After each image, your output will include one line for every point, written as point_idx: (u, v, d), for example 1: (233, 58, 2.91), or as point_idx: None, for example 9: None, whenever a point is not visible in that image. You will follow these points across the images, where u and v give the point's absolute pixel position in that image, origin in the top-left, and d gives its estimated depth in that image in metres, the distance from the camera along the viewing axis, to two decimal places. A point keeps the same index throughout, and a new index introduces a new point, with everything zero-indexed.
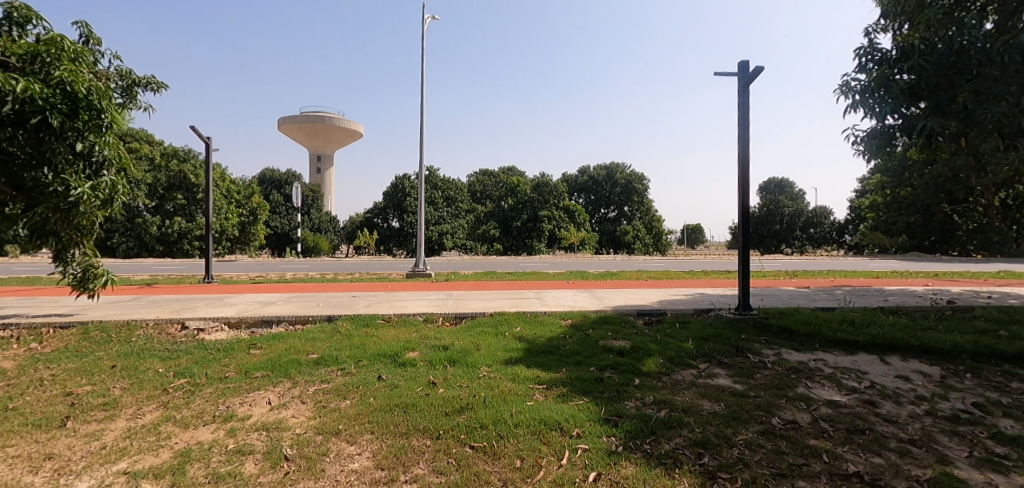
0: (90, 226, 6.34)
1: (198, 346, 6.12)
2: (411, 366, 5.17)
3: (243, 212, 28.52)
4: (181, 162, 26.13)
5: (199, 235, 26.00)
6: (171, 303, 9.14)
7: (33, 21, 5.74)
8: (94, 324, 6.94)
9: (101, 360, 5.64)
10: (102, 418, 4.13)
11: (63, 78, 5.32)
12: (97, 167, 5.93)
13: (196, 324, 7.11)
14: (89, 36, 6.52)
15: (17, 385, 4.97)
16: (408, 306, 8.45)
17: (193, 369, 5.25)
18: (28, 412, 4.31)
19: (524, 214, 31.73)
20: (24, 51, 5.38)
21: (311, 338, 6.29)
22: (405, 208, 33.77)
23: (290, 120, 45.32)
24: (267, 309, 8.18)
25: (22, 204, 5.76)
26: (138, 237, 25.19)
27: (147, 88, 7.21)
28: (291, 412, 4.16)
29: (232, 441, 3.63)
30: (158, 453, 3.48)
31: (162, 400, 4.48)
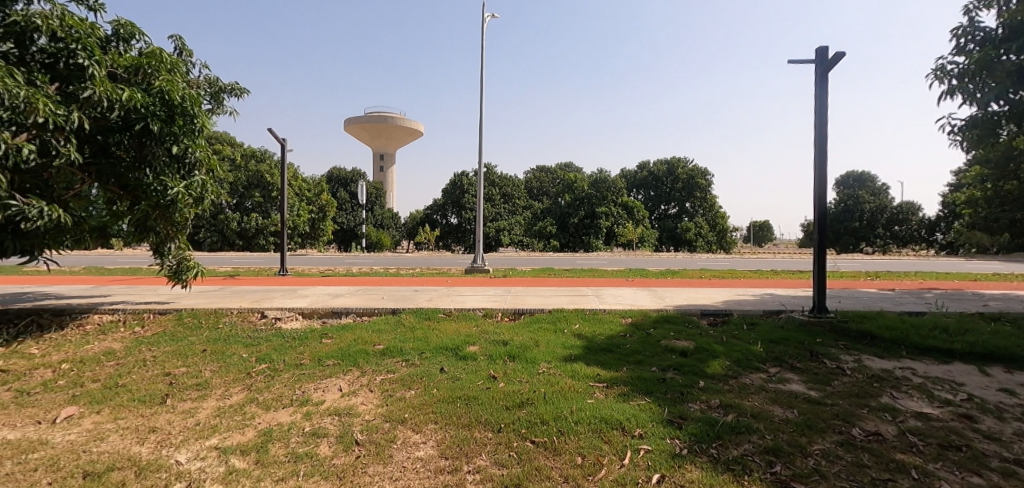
0: (184, 221, 6.94)
1: (276, 334, 6.57)
2: (472, 360, 5.29)
3: (313, 209, 30.25)
4: (258, 163, 27.97)
5: (273, 231, 27.79)
6: (251, 294, 9.85)
7: (136, 37, 6.39)
8: (187, 311, 7.61)
9: (194, 344, 6.18)
10: (196, 397, 4.54)
11: (162, 88, 5.93)
12: (189, 168, 6.58)
13: (274, 313, 7.63)
14: (184, 48, 7.13)
15: (125, 364, 5.55)
16: (468, 300, 8.63)
17: (273, 355, 5.65)
18: (134, 389, 4.80)
19: (581, 211, 31.41)
20: (129, 64, 5.99)
21: (377, 330, 6.58)
22: (464, 205, 34.42)
23: (355, 121, 47.47)
24: (335, 300, 8.63)
25: (127, 202, 6.44)
26: (220, 232, 27.33)
27: (230, 94, 7.78)
28: (361, 399, 4.37)
29: (309, 424, 3.87)
30: (244, 432, 3.77)
31: (246, 384, 4.85)
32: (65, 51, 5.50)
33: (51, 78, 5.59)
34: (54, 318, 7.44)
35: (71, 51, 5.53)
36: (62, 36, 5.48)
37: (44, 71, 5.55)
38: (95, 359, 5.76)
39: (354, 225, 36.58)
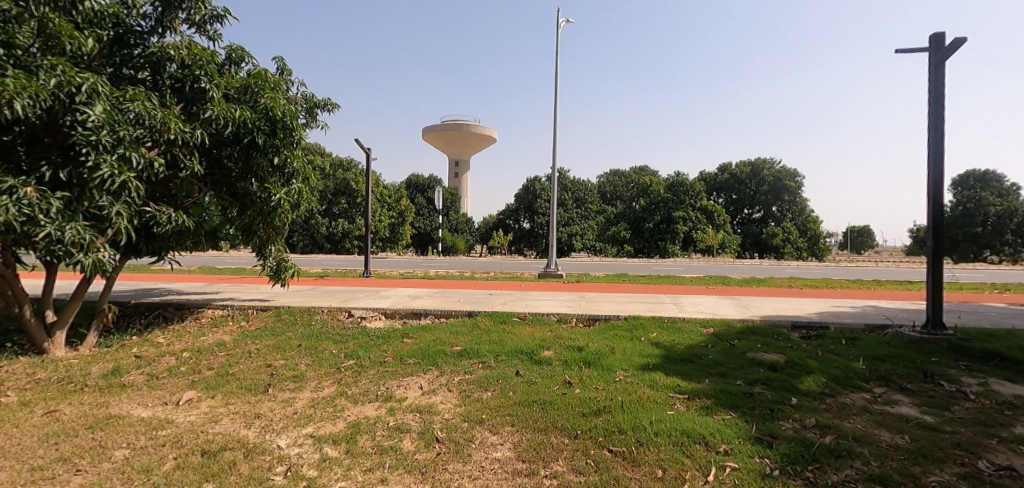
0: (282, 227, 7.58)
1: (362, 333, 6.97)
2: (547, 364, 5.30)
3: (393, 214, 31.80)
4: (345, 172, 29.80)
5: (358, 235, 29.54)
6: (339, 294, 10.53)
7: (245, 59, 7.08)
8: (285, 308, 8.28)
9: (291, 339, 6.71)
10: (293, 388, 4.93)
11: (267, 105, 6.55)
12: (288, 177, 7.21)
13: (360, 312, 8.10)
14: (285, 68, 7.80)
15: (233, 355, 6.14)
16: (542, 305, 8.65)
17: (359, 352, 6.00)
18: (242, 378, 5.30)
19: (657, 215, 30.43)
20: (240, 85, 6.66)
21: (454, 331, 6.78)
22: (536, 210, 34.58)
23: (432, 129, 49.34)
24: (415, 302, 9.00)
25: (236, 209, 7.16)
26: (312, 236, 29.50)
27: (323, 109, 8.40)
28: (440, 398, 4.52)
29: (393, 419, 4.06)
30: (335, 423, 4.04)
31: (336, 378, 5.19)
32: (190, 76, 6.23)
33: (178, 101, 6.36)
34: (176, 312, 8.40)
35: (194, 76, 6.25)
36: (188, 63, 6.20)
37: (173, 94, 6.32)
38: (209, 349, 6.43)
39: (431, 230, 37.97)
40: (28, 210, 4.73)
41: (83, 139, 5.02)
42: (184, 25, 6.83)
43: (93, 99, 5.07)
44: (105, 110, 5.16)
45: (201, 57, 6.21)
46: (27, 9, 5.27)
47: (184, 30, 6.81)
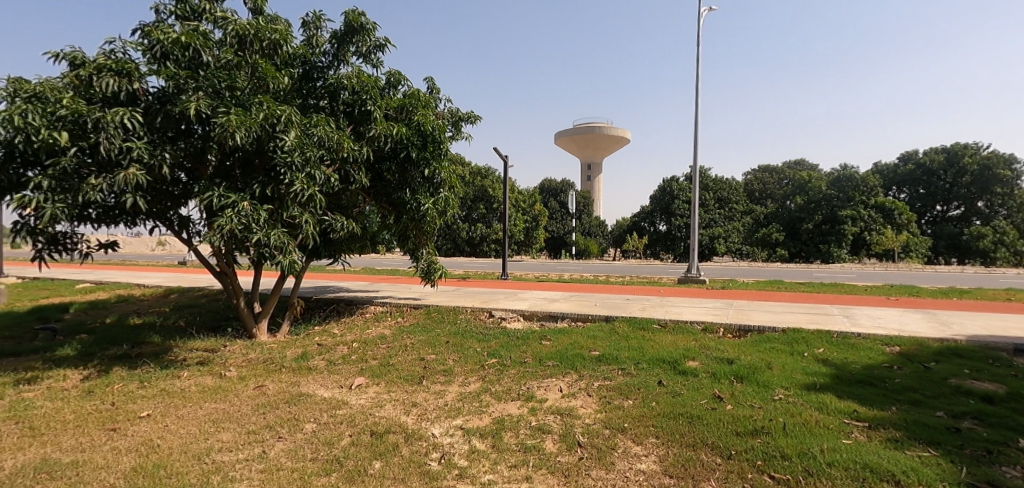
0: (431, 231, 8.26)
1: (503, 333, 7.27)
2: (693, 376, 4.98)
3: (527, 218, 32.74)
4: (483, 179, 31.46)
5: (494, 239, 31.04)
6: (481, 295, 11.11)
7: (402, 82, 7.87)
8: (433, 306, 8.99)
9: (440, 336, 7.27)
10: (444, 381, 5.33)
11: (419, 121, 7.22)
12: (437, 186, 7.86)
13: (500, 313, 8.44)
14: (434, 87, 8.51)
15: (393, 348, 6.85)
16: (684, 312, 8.19)
17: (501, 351, 6.27)
18: (400, 368, 5.88)
19: (818, 215, 26.85)
20: (397, 105, 7.43)
21: (592, 336, 6.73)
22: (674, 211, 32.88)
23: (565, 134, 49.80)
24: (552, 305, 9.11)
25: (392, 216, 8.00)
26: (454, 240, 31.69)
27: (467, 122, 8.96)
28: (580, 402, 4.52)
29: (535, 419, 4.16)
30: (481, 418, 4.26)
31: (481, 375, 5.48)
32: (359, 101, 7.09)
33: (350, 123, 7.29)
34: (346, 306, 9.63)
35: (362, 101, 7.11)
36: (358, 90, 7.08)
37: (346, 118, 7.26)
38: (373, 342, 7.25)
39: (564, 233, 38.31)
40: (245, 221, 5.82)
41: (283, 161, 6.03)
42: (353, 56, 7.81)
43: (289, 126, 6.06)
44: (297, 135, 6.15)
45: (367, 84, 7.05)
46: (244, 57, 6.49)
47: (353, 60, 7.79)
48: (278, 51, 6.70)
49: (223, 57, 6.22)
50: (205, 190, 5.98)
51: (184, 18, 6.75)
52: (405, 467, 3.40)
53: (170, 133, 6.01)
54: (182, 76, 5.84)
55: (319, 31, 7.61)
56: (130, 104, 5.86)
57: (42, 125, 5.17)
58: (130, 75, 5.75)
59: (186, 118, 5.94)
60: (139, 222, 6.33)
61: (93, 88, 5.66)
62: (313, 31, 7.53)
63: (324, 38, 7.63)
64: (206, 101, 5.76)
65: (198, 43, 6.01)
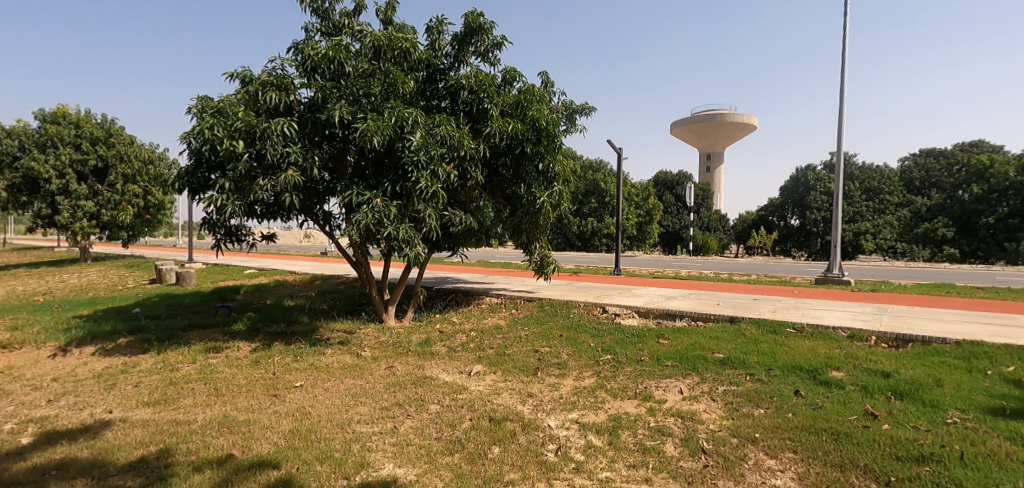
0: (544, 225, 8.33)
1: (617, 329, 7.11)
2: (837, 388, 4.44)
3: (641, 212, 31.66)
4: (595, 173, 31.02)
5: (606, 233, 30.49)
6: (593, 290, 10.99)
7: (517, 78, 8.02)
8: (546, 299, 9.07)
9: (554, 329, 7.32)
10: (558, 374, 5.36)
11: (534, 116, 7.30)
12: (551, 180, 7.89)
13: (614, 309, 8.25)
14: (549, 80, 8.54)
15: (508, 338, 7.04)
16: (824, 316, 7.33)
17: (616, 347, 6.14)
18: (516, 359, 6.04)
19: (1003, 208, 22.16)
20: (513, 101, 7.58)
21: (715, 337, 6.30)
22: (810, 204, 29.59)
23: (682, 123, 47.18)
24: (670, 302, 8.70)
25: (508, 210, 8.20)
26: (564, 234, 31.73)
27: (581, 114, 8.87)
28: (703, 406, 4.26)
29: (653, 420, 4.01)
30: (597, 414, 4.21)
31: (596, 370, 5.41)
32: (477, 100, 7.35)
33: (469, 122, 7.60)
34: (464, 297, 10.11)
35: (480, 100, 7.36)
36: (476, 89, 7.35)
37: (465, 116, 7.58)
38: (490, 332, 7.52)
39: (681, 228, 36.35)
40: (378, 216, 6.36)
41: (410, 160, 6.48)
42: (472, 56, 8.11)
43: (415, 128, 6.50)
44: (422, 135, 6.56)
45: (485, 83, 7.29)
46: (378, 65, 7.08)
47: (472, 60, 8.10)
48: (407, 58, 7.20)
49: (361, 67, 6.83)
50: (345, 188, 6.65)
51: (328, 34, 7.53)
52: (523, 455, 3.48)
53: (318, 138, 6.77)
54: (328, 87, 6.54)
55: (442, 35, 8.02)
56: (287, 114, 6.70)
57: (223, 136, 6.12)
58: (287, 89, 6.57)
59: (331, 124, 6.64)
60: (293, 217, 7.23)
61: (259, 101, 6.57)
62: (436, 35, 7.95)
63: (446, 41, 8.03)
64: (347, 108, 6.39)
65: (340, 55, 6.68)
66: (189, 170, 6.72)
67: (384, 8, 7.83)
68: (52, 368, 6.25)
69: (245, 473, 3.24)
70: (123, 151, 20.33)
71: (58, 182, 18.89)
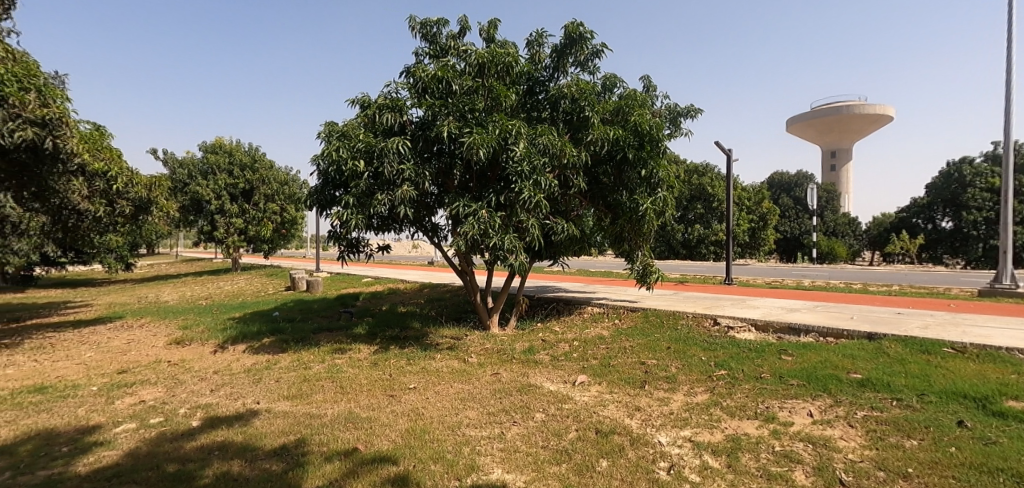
0: (648, 233, 8.04)
1: (732, 343, 6.63)
2: (1016, 421, 3.73)
3: (754, 217, 29.36)
4: (701, 177, 29.43)
5: (714, 240, 28.71)
6: (702, 300, 10.37)
7: (617, 84, 7.89)
8: (651, 310, 8.71)
9: (661, 341, 7.01)
10: (667, 388, 5.11)
11: (636, 121, 7.13)
12: (655, 186, 7.61)
13: (726, 321, 7.63)
14: (651, 84, 8.29)
15: (613, 349, 6.87)
16: (992, 335, 6.21)
17: (731, 363, 5.71)
18: (621, 370, 5.87)
19: None
20: (614, 108, 7.46)
21: (850, 354, 5.62)
22: (967, 204, 25.46)
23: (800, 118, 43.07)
24: (792, 315, 7.93)
25: (609, 218, 8.06)
26: (668, 242, 30.43)
27: (686, 116, 8.48)
28: (838, 432, 3.80)
29: (779, 444, 3.66)
30: (713, 433, 3.94)
31: (709, 386, 5.08)
32: (578, 108, 7.33)
33: (569, 130, 7.62)
34: (565, 306, 10.06)
35: (581, 108, 7.33)
36: (577, 98, 7.33)
37: (566, 125, 7.60)
38: (593, 342, 7.40)
39: (801, 233, 32.95)
40: (483, 226, 6.58)
41: (514, 171, 6.64)
42: (571, 66, 8.13)
43: (518, 139, 6.66)
44: (525, 146, 6.69)
45: (586, 90, 7.24)
46: (482, 82, 7.36)
47: (572, 70, 8.12)
48: (509, 72, 7.42)
49: (466, 85, 7.17)
50: (453, 200, 6.98)
51: (436, 56, 8.00)
52: (632, 471, 3.36)
53: (427, 154, 7.19)
54: (437, 105, 6.94)
55: (542, 47, 8.15)
56: (401, 133, 7.23)
57: (346, 156, 6.75)
58: (400, 110, 7.10)
59: (439, 140, 7.02)
60: (406, 229, 7.72)
61: (377, 123, 7.16)
62: (536, 48, 8.10)
63: (546, 53, 8.14)
64: (454, 124, 6.72)
65: (448, 75, 7.05)
66: (317, 189, 7.50)
67: (487, 27, 8.15)
68: (213, 362, 7.29)
69: (367, 466, 3.50)
70: (265, 174, 23.28)
71: (216, 203, 22.14)
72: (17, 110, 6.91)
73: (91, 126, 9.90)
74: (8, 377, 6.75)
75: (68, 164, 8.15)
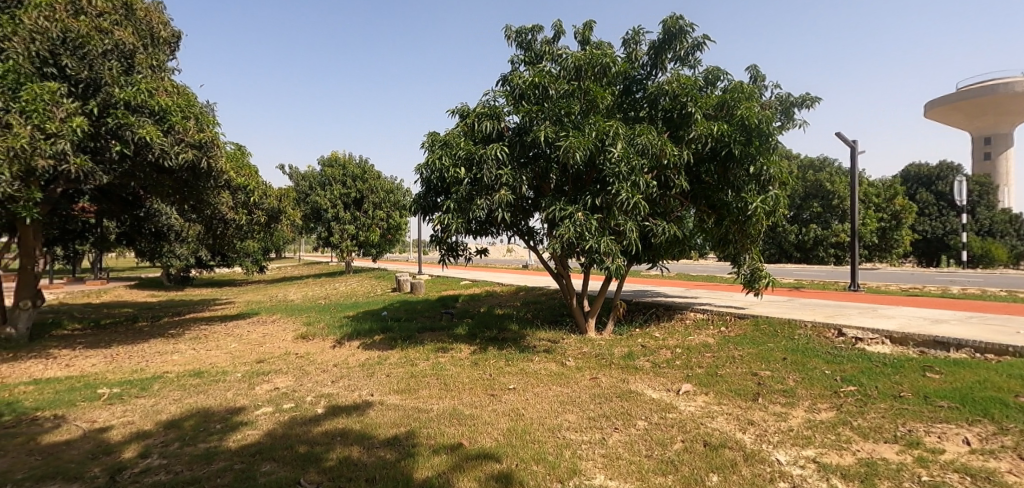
0: (758, 234, 7.47)
1: (861, 356, 5.94)
2: None
3: (884, 216, 26.10)
4: (818, 172, 26.81)
5: (835, 242, 25.96)
6: (823, 308, 9.41)
7: (721, 77, 7.45)
8: (763, 317, 8.06)
9: (775, 351, 6.47)
10: (785, 403, 4.71)
11: (743, 115, 6.68)
12: (765, 184, 7.05)
13: (854, 331, 6.84)
14: (759, 74, 7.71)
15: (720, 358, 6.47)
16: None
17: (861, 378, 5.12)
18: (730, 381, 5.51)
19: None
20: (718, 102, 7.04)
21: (1017, 375, 4.77)
22: None
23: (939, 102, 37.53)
24: (938, 327, 6.91)
25: (714, 219, 7.62)
26: (779, 244, 28.07)
27: (802, 107, 7.76)
28: (1006, 465, 3.24)
29: (926, 473, 3.21)
30: (842, 455, 3.55)
31: (835, 403, 4.59)
32: (678, 105, 7.03)
33: (669, 129, 7.32)
34: (666, 311, 9.67)
35: (682, 104, 7.01)
36: (677, 94, 7.02)
37: (665, 123, 7.32)
38: (698, 349, 7.02)
39: (947, 233, 28.84)
40: (580, 229, 6.52)
41: (611, 172, 6.52)
42: (671, 62, 7.81)
43: (616, 140, 6.55)
44: (622, 147, 6.55)
45: (687, 86, 6.92)
46: (578, 84, 7.33)
47: (671, 66, 7.80)
48: (606, 72, 7.30)
49: (562, 89, 7.20)
50: (550, 204, 7.02)
51: (531, 63, 8.12)
52: None
53: (524, 159, 7.31)
54: (534, 111, 7.04)
55: (638, 45, 7.93)
56: (498, 139, 7.43)
57: (448, 164, 7.07)
58: (498, 117, 7.30)
59: (535, 144, 7.10)
60: (504, 233, 7.90)
61: (476, 131, 7.43)
62: (633, 47, 7.90)
63: (643, 51, 7.91)
64: (551, 128, 6.76)
65: (544, 80, 7.11)
66: (421, 196, 7.93)
67: (582, 29, 8.12)
68: (333, 356, 8.00)
69: (473, 461, 3.62)
70: (373, 184, 25.14)
71: (332, 212, 24.32)
72: (182, 135, 8.15)
73: (235, 146, 11.38)
74: (174, 362, 7.94)
75: (218, 180, 9.43)
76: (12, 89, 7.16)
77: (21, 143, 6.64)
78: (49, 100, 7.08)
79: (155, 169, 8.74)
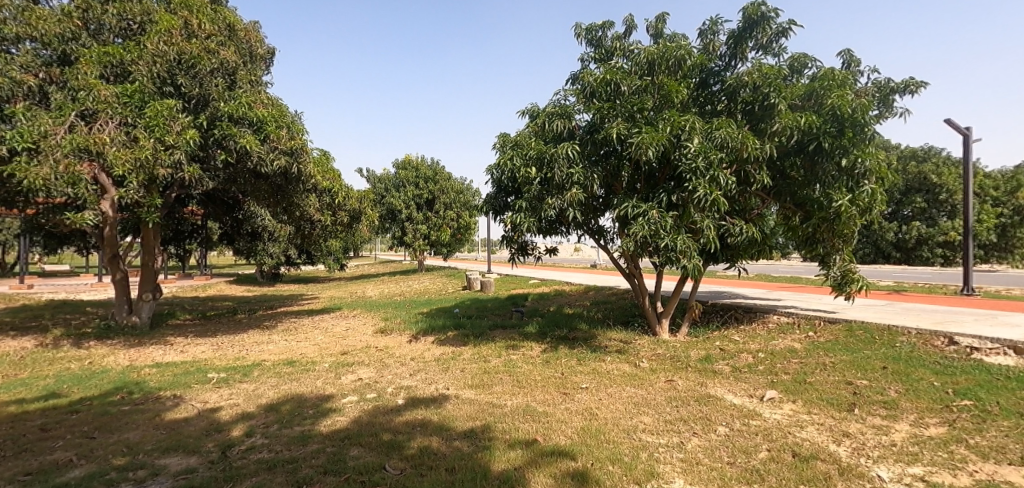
0: (850, 233, 6.91)
1: (978, 367, 5.32)
2: None
3: (1004, 211, 23.16)
4: (921, 164, 24.37)
5: (942, 241, 23.40)
6: (930, 314, 8.50)
7: (808, 65, 6.97)
8: (857, 322, 7.43)
9: (872, 359, 5.95)
10: (885, 415, 4.33)
11: (834, 105, 6.22)
12: (859, 178, 6.52)
13: (968, 340, 6.14)
14: (852, 59, 7.13)
15: (808, 364, 6.06)
16: None
17: (977, 392, 4.60)
18: (821, 389, 5.15)
19: None
20: (805, 92, 6.60)
21: None
22: None
23: None
24: None
25: (801, 216, 7.13)
26: (874, 244, 25.81)
27: (905, 92, 7.07)
28: None
29: None
30: (955, 474, 3.22)
31: (947, 418, 4.16)
32: (760, 96, 6.65)
33: (748, 122, 6.96)
34: (746, 313, 9.17)
35: (764, 95, 6.62)
36: (759, 85, 6.65)
37: (745, 116, 6.96)
38: (783, 354, 6.62)
39: None
40: (654, 227, 6.37)
41: (687, 168, 6.32)
42: (752, 51, 7.41)
43: (692, 135, 6.33)
44: (699, 142, 6.31)
45: (770, 76, 6.54)
46: (651, 79, 7.14)
47: (752, 55, 7.40)
48: (681, 66, 7.06)
49: (635, 84, 7.05)
50: (621, 202, 6.91)
51: (601, 60, 8.02)
52: None
53: (595, 157, 7.23)
54: (605, 108, 6.94)
55: (716, 35, 7.60)
56: (569, 138, 7.43)
57: (519, 164, 7.18)
58: (569, 116, 7.29)
59: (607, 142, 7.01)
60: (573, 233, 7.86)
61: (546, 131, 7.47)
62: (709, 37, 7.59)
63: (721, 41, 7.57)
64: (624, 125, 6.64)
65: (615, 77, 7.00)
66: (491, 196, 8.09)
67: (654, 23, 7.92)
68: (410, 350, 8.37)
69: (548, 458, 3.65)
70: (444, 184, 25.92)
71: (406, 212, 25.37)
72: (276, 143, 8.80)
73: (320, 153, 12.19)
74: (269, 351, 8.67)
75: (306, 184, 10.10)
76: (139, 107, 8.11)
77: (147, 154, 7.51)
78: (167, 115, 7.94)
79: (252, 175, 9.53)
